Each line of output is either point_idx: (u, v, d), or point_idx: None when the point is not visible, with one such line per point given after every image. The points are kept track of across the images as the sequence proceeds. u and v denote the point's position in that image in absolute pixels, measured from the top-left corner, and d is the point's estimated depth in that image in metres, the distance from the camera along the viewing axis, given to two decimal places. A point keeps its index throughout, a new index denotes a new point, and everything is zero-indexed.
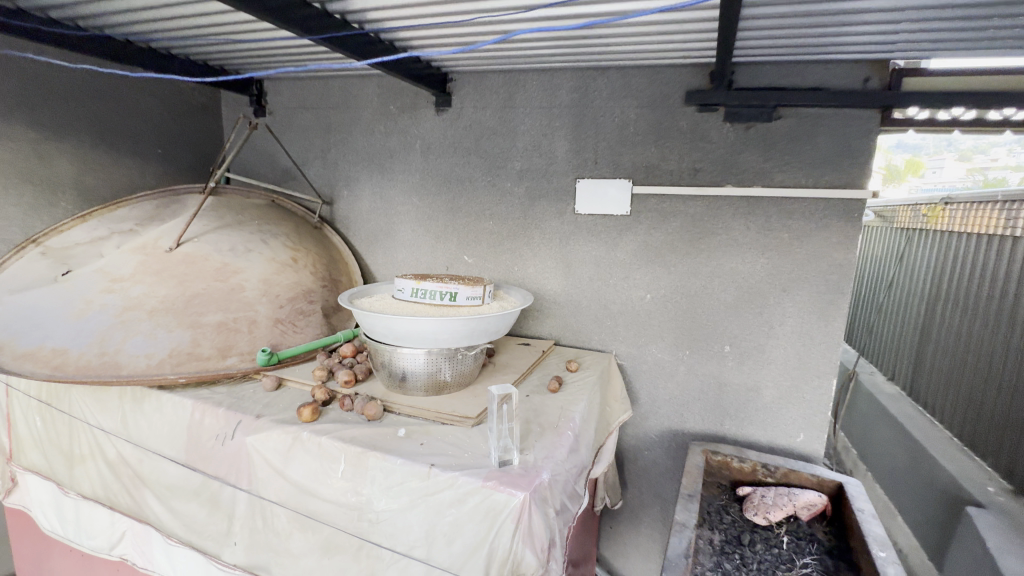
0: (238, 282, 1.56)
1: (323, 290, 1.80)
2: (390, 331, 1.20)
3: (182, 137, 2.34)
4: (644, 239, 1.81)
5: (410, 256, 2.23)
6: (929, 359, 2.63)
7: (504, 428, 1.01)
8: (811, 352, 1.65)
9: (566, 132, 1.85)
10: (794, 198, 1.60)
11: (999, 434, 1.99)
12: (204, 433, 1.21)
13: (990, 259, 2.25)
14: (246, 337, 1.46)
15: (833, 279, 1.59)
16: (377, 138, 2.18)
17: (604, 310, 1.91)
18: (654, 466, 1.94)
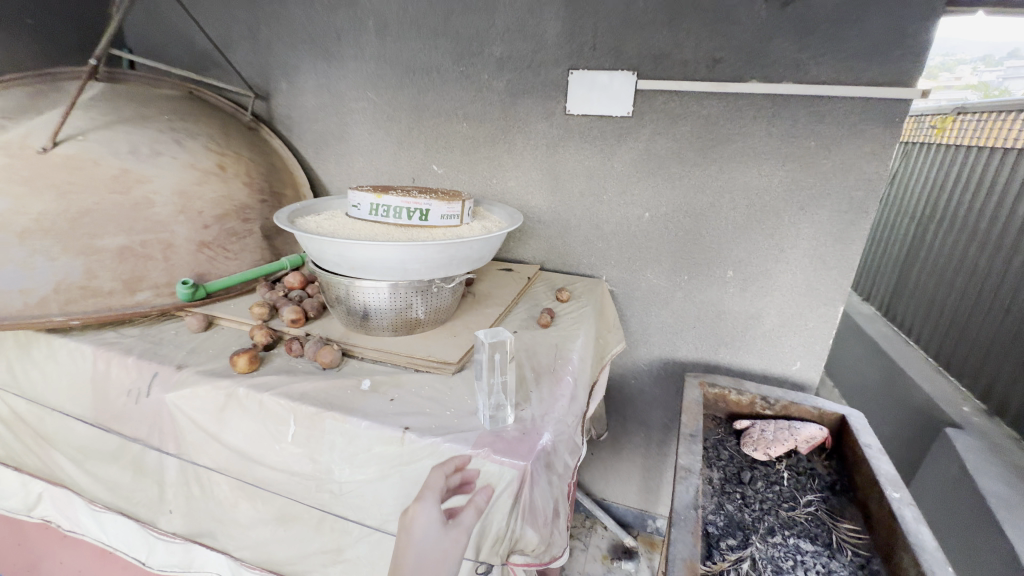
0: (145, 196, 1.20)
1: (261, 206, 1.47)
2: (345, 260, 0.94)
3: (58, 3, 1.79)
4: (647, 146, 1.54)
5: (369, 165, 1.89)
6: (911, 279, 2.59)
7: (497, 381, 0.82)
8: (822, 278, 1.51)
9: (559, 7, 1.48)
10: (830, 98, 1.34)
11: (979, 356, 1.99)
12: (113, 389, 0.96)
13: (999, 176, 2.11)
14: (161, 266, 1.17)
15: (858, 196, 1.40)
16: (318, 10, 1.72)
17: (596, 230, 1.69)
18: (641, 395, 1.85)
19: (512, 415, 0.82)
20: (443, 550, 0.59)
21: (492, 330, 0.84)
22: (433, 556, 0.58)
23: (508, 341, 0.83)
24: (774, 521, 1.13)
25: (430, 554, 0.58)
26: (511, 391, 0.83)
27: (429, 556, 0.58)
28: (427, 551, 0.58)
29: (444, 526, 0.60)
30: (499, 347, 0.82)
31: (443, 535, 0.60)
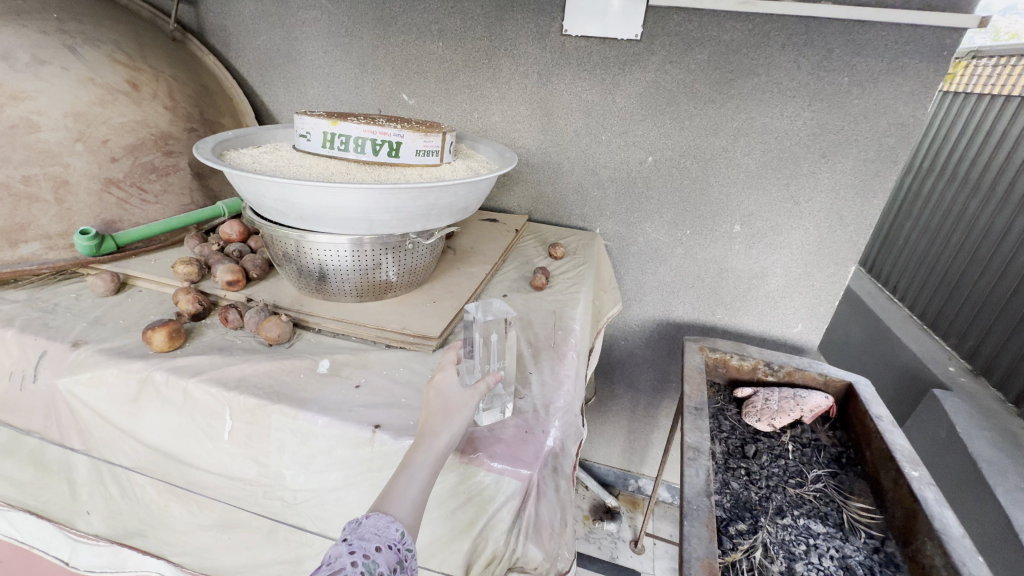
0: (24, 116, 0.91)
1: (190, 136, 1.20)
2: (292, 207, 0.73)
3: None
4: (656, 77, 1.32)
5: (326, 92, 1.60)
6: (900, 235, 2.53)
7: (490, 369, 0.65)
8: (835, 235, 1.38)
9: None
10: (872, 24, 1.15)
11: (969, 316, 1.96)
12: None
13: (1010, 127, 1.99)
14: (52, 210, 0.92)
15: (888, 143, 1.25)
16: None
17: (591, 177, 1.49)
18: (630, 358, 1.74)
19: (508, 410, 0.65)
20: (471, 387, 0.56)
21: (487, 304, 0.67)
22: (461, 395, 0.55)
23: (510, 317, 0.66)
24: (781, 501, 1.05)
25: (458, 390, 0.55)
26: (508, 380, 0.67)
27: (457, 392, 0.55)
28: (455, 393, 0.55)
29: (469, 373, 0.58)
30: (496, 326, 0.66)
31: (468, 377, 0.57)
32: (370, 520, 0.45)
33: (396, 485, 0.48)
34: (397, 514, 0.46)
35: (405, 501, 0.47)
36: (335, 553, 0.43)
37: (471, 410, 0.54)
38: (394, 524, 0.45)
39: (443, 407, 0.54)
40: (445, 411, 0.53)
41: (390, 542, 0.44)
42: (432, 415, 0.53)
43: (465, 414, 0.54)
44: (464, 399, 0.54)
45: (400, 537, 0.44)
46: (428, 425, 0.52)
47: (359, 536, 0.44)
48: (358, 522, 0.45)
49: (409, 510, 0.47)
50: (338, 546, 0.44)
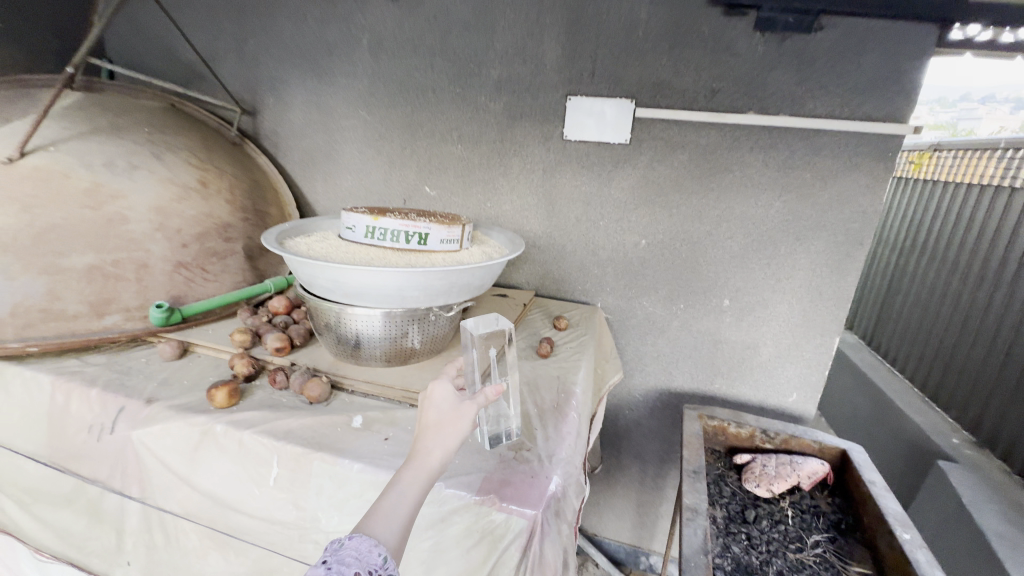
0: (118, 212, 1.12)
1: (245, 225, 1.40)
2: (338, 286, 0.88)
3: (33, 10, 1.72)
4: (645, 173, 1.53)
5: (359, 185, 1.83)
6: (894, 309, 2.64)
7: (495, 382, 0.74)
8: (817, 308, 1.50)
9: (558, 33, 1.47)
10: (824, 130, 1.36)
11: (967, 387, 2.01)
12: (71, 424, 0.87)
13: (980, 210, 2.17)
14: (133, 287, 1.08)
15: (854, 228, 1.41)
16: (311, 28, 1.68)
17: (592, 257, 1.66)
18: (635, 426, 1.80)
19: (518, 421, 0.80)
20: (460, 411, 0.61)
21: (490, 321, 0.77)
22: (449, 415, 0.60)
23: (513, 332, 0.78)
24: (781, 565, 1.09)
25: (447, 415, 0.60)
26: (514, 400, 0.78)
27: (446, 416, 0.60)
28: (444, 412, 0.61)
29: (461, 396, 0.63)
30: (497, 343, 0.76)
31: (459, 401, 0.62)
32: (352, 543, 0.50)
33: (381, 508, 0.53)
34: (380, 536, 0.51)
35: (388, 525, 0.52)
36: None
37: (459, 433, 0.60)
38: (376, 548, 0.50)
39: (432, 430, 0.59)
40: (435, 432, 0.59)
41: (371, 565, 0.48)
42: (421, 437, 0.59)
43: (453, 438, 0.59)
44: (452, 425, 0.60)
45: (382, 561, 0.49)
46: (417, 450, 0.58)
47: (340, 560, 0.48)
48: (340, 543, 0.50)
49: (392, 532, 0.52)
50: (318, 569, 0.49)
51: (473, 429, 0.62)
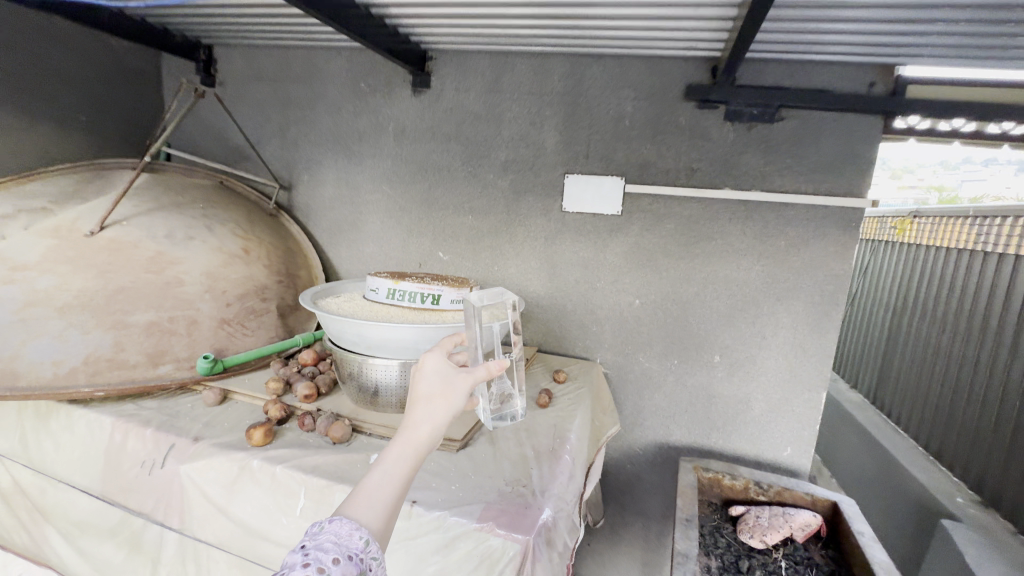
0: (176, 276, 1.31)
1: (279, 286, 1.58)
2: (363, 339, 1.04)
3: (112, 106, 2.03)
4: (636, 240, 1.70)
5: (380, 250, 2.03)
6: (895, 367, 2.69)
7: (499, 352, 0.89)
8: (802, 364, 1.60)
9: (557, 123, 1.71)
10: (793, 204, 1.53)
11: (968, 446, 2.03)
12: (126, 460, 0.99)
13: (963, 272, 2.29)
14: (184, 340, 1.24)
15: (828, 290, 1.54)
16: (345, 118, 1.96)
17: (590, 315, 1.80)
18: (637, 481, 1.84)
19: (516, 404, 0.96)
20: (449, 386, 0.63)
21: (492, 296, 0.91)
22: (439, 389, 0.62)
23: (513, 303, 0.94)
24: None
25: (436, 392, 0.62)
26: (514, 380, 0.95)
27: (435, 393, 0.62)
28: (435, 385, 0.63)
29: (452, 372, 0.65)
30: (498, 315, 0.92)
31: (450, 378, 0.64)
32: (332, 527, 0.50)
33: (366, 489, 0.54)
34: (363, 519, 0.51)
35: (372, 507, 0.53)
36: (292, 562, 0.47)
37: (448, 409, 0.61)
38: (358, 531, 0.50)
39: (421, 407, 0.61)
40: (425, 404, 0.61)
41: (349, 552, 0.48)
42: (409, 415, 0.60)
43: (441, 416, 0.60)
44: (441, 402, 0.61)
45: (362, 547, 0.49)
46: (404, 429, 0.59)
47: (317, 546, 0.47)
48: (320, 528, 0.50)
49: (376, 514, 0.52)
50: (295, 555, 0.48)
51: (464, 403, 0.63)
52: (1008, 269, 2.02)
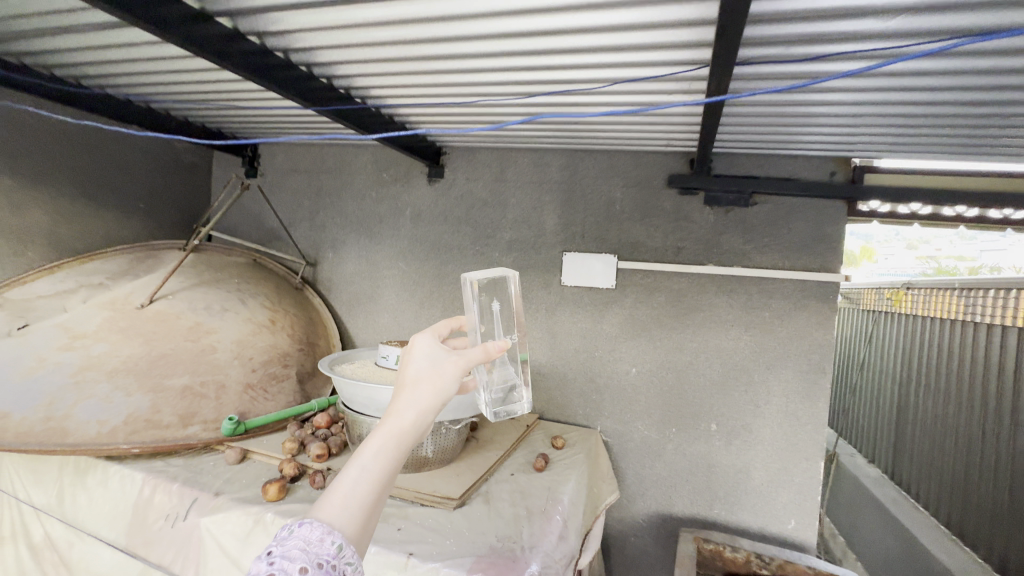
0: (210, 343, 1.47)
1: (299, 354, 1.72)
2: (372, 402, 1.15)
3: (167, 194, 2.32)
4: (630, 312, 1.82)
5: (393, 321, 2.19)
6: (910, 440, 2.64)
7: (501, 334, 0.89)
8: (798, 433, 1.64)
9: (555, 207, 1.91)
10: (773, 279, 1.65)
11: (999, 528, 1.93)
12: (152, 513, 1.08)
13: (961, 343, 2.32)
14: (212, 403, 1.36)
15: (815, 359, 1.61)
16: (368, 203, 2.21)
17: (590, 383, 1.88)
18: (643, 555, 1.81)
19: (528, 397, 0.93)
20: (439, 371, 0.59)
21: (490, 273, 0.88)
22: (427, 374, 0.58)
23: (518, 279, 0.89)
24: None
25: (425, 376, 0.58)
26: (523, 372, 0.93)
27: (424, 378, 0.58)
28: (423, 368, 0.59)
29: (444, 355, 0.61)
30: (498, 295, 0.89)
31: (440, 361, 0.60)
32: (302, 532, 0.46)
33: (341, 488, 0.50)
34: (337, 517, 0.48)
35: (348, 505, 0.49)
36: (256, 572, 0.43)
37: (438, 395, 0.58)
38: (330, 536, 0.46)
39: (408, 391, 0.57)
40: (411, 388, 0.57)
41: (319, 558, 0.44)
42: (394, 402, 0.56)
43: (429, 402, 0.57)
44: (430, 388, 0.57)
45: (334, 551, 0.45)
46: (386, 417, 0.55)
47: (284, 554, 0.44)
48: (289, 532, 0.46)
49: (351, 516, 0.49)
50: (261, 564, 0.44)
51: (455, 387, 0.60)
52: (1007, 341, 2.05)
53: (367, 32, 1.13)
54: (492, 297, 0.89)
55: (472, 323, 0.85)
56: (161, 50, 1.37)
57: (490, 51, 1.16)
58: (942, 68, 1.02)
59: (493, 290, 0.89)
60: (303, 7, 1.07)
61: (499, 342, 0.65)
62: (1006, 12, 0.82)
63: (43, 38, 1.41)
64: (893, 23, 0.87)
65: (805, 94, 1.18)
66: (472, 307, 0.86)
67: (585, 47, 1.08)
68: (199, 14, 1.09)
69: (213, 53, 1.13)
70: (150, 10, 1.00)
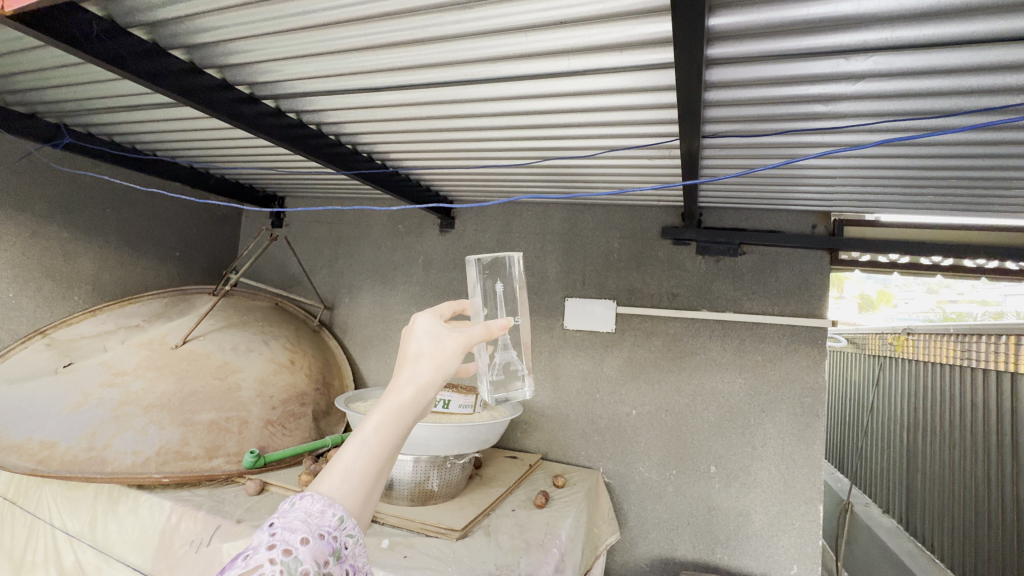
0: (236, 381, 1.59)
1: (315, 394, 1.83)
2: None
3: (200, 243, 2.52)
4: (629, 356, 1.91)
5: None
6: (924, 490, 2.61)
7: (504, 314, 0.85)
8: (796, 475, 1.67)
9: (557, 256, 2.05)
10: (763, 323, 1.74)
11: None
12: (177, 539, 1.18)
13: (964, 390, 2.34)
14: (235, 438, 1.46)
15: (808, 402, 1.68)
16: (384, 252, 2.37)
17: (592, 424, 1.94)
18: None
19: (532, 385, 0.90)
20: (443, 345, 0.53)
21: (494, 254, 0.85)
22: (431, 348, 0.53)
23: (521, 261, 0.88)
24: None
25: (428, 351, 0.53)
26: (527, 357, 0.90)
27: (427, 353, 0.53)
28: (426, 342, 0.53)
29: (447, 330, 0.56)
30: (501, 275, 0.86)
31: (444, 336, 0.54)
32: (303, 505, 0.43)
33: (340, 464, 0.46)
34: (336, 494, 0.44)
35: (347, 482, 0.45)
36: (256, 544, 0.40)
37: (441, 371, 0.52)
38: (332, 508, 0.43)
39: (409, 366, 0.51)
40: (413, 362, 0.52)
41: (319, 531, 0.41)
42: (395, 375, 0.51)
43: (433, 378, 0.51)
44: (433, 363, 0.52)
45: (335, 524, 0.42)
46: (387, 391, 0.49)
47: (286, 525, 0.41)
48: (290, 505, 0.43)
49: (351, 491, 0.45)
50: (261, 535, 0.41)
51: (460, 361, 0.54)
52: (1006, 387, 2.08)
53: (387, 110, 1.31)
54: (495, 278, 0.85)
55: (476, 305, 0.81)
56: (209, 122, 1.57)
57: (496, 126, 1.32)
58: (891, 147, 1.16)
59: (496, 270, 0.85)
60: (334, 92, 1.25)
61: (503, 320, 0.60)
62: (933, 100, 0.96)
63: (108, 113, 1.63)
64: (839, 107, 1.01)
65: (775, 166, 1.33)
66: (476, 288, 0.83)
67: (578, 124, 1.24)
68: (248, 97, 1.29)
69: (259, 127, 1.32)
70: (208, 96, 1.20)
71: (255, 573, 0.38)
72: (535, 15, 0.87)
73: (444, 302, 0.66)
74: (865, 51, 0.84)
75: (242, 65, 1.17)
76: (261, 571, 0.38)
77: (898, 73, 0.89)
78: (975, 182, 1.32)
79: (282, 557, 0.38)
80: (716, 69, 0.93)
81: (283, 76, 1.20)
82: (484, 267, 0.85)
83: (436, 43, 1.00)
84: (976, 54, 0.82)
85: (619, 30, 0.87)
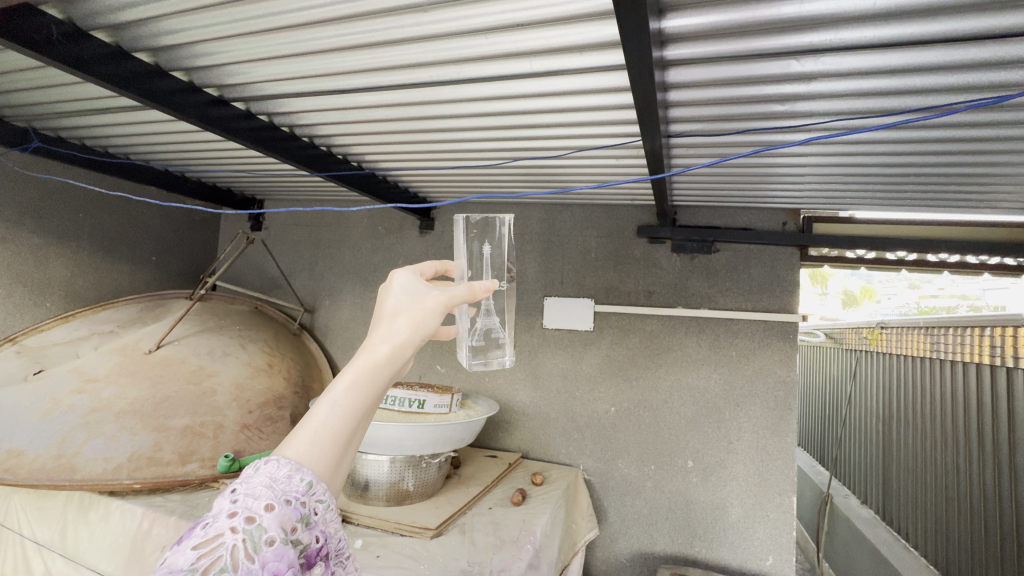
0: (212, 386, 1.58)
1: (293, 397, 1.82)
2: None
3: (177, 247, 2.49)
4: (607, 353, 1.93)
5: None
6: (897, 480, 2.69)
7: (489, 279, 0.85)
8: (768, 467, 1.71)
9: (536, 256, 2.06)
10: (737, 319, 1.78)
11: (990, 567, 1.96)
12: (150, 545, 1.17)
13: (935, 381, 2.40)
14: (210, 443, 1.45)
15: (780, 396, 1.71)
16: (364, 253, 2.37)
17: (572, 422, 1.96)
18: None
19: (511, 354, 0.91)
20: (420, 304, 0.53)
21: (484, 216, 0.84)
22: (409, 306, 0.52)
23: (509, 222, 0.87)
24: None
25: (406, 310, 0.52)
26: (509, 328, 0.91)
27: (404, 310, 0.52)
28: (402, 302, 0.53)
29: (425, 290, 0.55)
30: (488, 237, 0.85)
31: (422, 295, 0.54)
32: (268, 469, 0.42)
33: (310, 426, 0.44)
34: (305, 458, 0.43)
35: (317, 445, 0.43)
36: (217, 512, 0.40)
37: (418, 329, 0.51)
38: (300, 473, 0.42)
39: (385, 324, 0.50)
40: (389, 321, 0.51)
41: (285, 496, 0.40)
42: (370, 334, 0.49)
43: (409, 336, 0.50)
44: (411, 322, 0.51)
45: (304, 489, 0.41)
46: (361, 350, 0.48)
47: (248, 492, 0.40)
48: (253, 470, 0.42)
49: (321, 455, 0.43)
50: (223, 501, 0.41)
51: (438, 321, 0.54)
52: (972, 378, 2.15)
53: (357, 111, 1.31)
54: (482, 240, 0.84)
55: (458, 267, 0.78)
56: (180, 124, 1.55)
57: (469, 128, 1.33)
58: (850, 144, 1.19)
59: (484, 231, 0.85)
60: (304, 95, 1.26)
61: (485, 283, 0.61)
62: (884, 100, 0.99)
63: (77, 116, 1.60)
64: (797, 107, 1.04)
65: (742, 165, 1.36)
66: (463, 249, 0.81)
67: (549, 125, 1.25)
68: (215, 99, 1.28)
69: (228, 129, 1.31)
70: (174, 99, 1.19)
71: (216, 542, 0.37)
72: (497, 18, 0.89)
73: (427, 261, 0.64)
74: (814, 53, 0.87)
75: (209, 68, 1.17)
76: (221, 541, 0.37)
77: (848, 74, 0.92)
78: (932, 179, 1.37)
79: (243, 527, 0.38)
80: (675, 71, 0.95)
81: (251, 78, 1.20)
82: (472, 226, 0.83)
83: (401, 46, 1.01)
84: (920, 55, 0.85)
85: (579, 32, 0.89)
